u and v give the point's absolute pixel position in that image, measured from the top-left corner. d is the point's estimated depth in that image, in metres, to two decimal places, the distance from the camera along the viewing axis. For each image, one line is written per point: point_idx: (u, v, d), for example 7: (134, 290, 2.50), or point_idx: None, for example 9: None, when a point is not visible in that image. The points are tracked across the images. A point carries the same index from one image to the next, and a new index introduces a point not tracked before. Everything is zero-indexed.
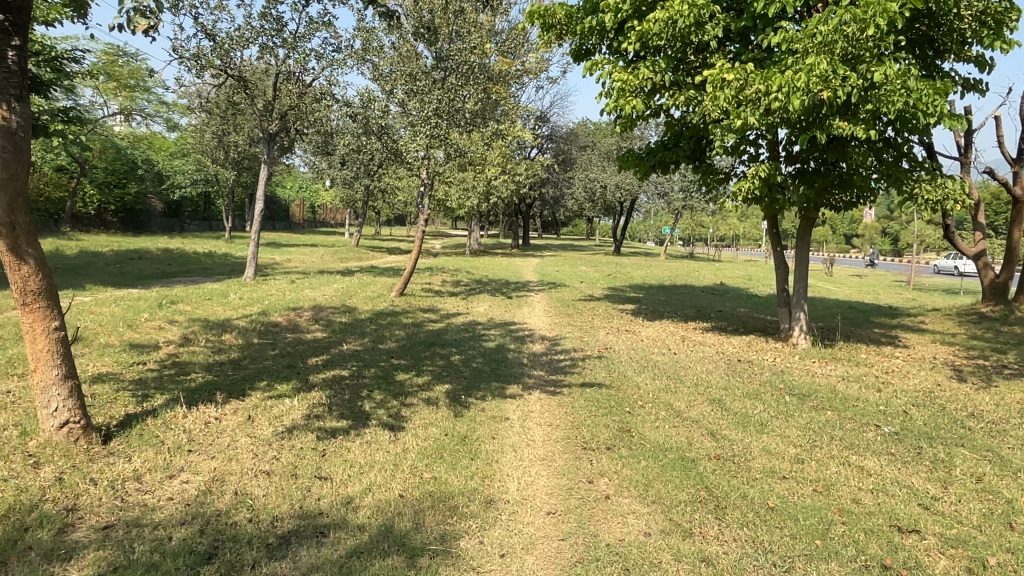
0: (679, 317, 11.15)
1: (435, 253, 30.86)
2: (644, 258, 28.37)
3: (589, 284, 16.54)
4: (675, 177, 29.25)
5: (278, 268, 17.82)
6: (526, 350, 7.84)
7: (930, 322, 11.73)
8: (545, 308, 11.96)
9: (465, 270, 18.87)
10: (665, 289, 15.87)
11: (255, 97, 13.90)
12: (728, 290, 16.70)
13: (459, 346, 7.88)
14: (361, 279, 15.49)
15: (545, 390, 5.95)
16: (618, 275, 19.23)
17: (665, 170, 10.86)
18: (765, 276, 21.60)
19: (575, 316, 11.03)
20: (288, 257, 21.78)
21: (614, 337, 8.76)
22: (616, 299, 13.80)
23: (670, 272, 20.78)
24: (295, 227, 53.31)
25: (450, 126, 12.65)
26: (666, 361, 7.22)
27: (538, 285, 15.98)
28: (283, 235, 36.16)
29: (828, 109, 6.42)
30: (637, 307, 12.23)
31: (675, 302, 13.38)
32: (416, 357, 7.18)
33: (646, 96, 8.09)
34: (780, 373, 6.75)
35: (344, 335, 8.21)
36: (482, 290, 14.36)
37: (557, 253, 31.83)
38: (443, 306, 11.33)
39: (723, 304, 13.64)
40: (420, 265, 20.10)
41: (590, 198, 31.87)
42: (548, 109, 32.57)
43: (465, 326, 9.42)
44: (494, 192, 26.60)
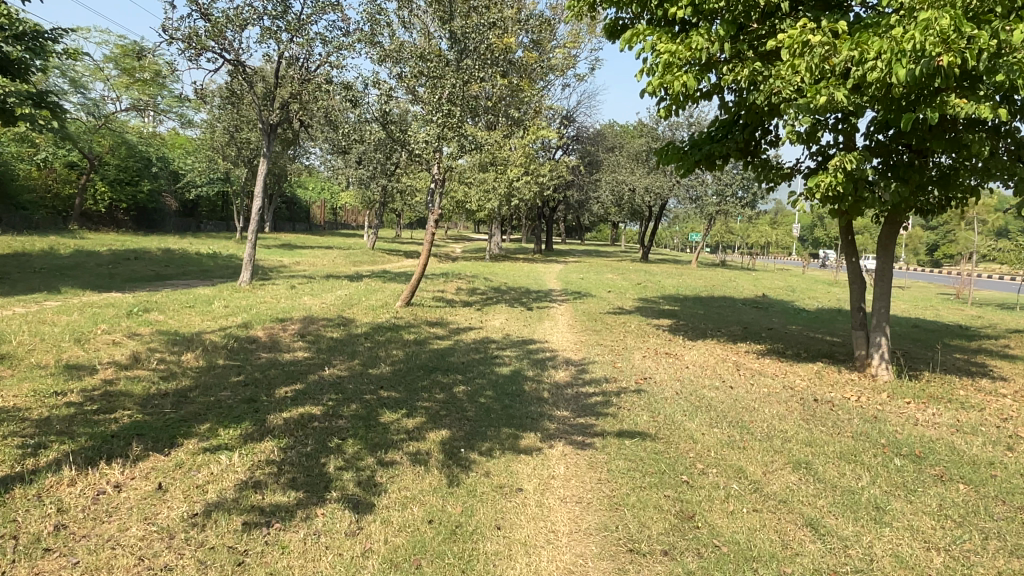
0: (725, 337, 9.63)
1: (455, 257, 29.62)
2: (675, 267, 26.72)
3: (618, 294, 15.03)
4: (709, 180, 27.59)
5: (283, 272, 16.64)
6: (547, 380, 6.40)
7: (1017, 347, 10.09)
8: (569, 323, 10.56)
9: (483, 277, 17.47)
10: (703, 303, 14.30)
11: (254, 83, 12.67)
12: (773, 304, 15.07)
13: (465, 373, 6.46)
14: (369, 286, 14.22)
15: (570, 443, 4.53)
16: (648, 284, 17.73)
17: (712, 166, 9.37)
18: (807, 288, 19.94)
19: (606, 333, 9.57)
20: (297, 260, 20.61)
21: (653, 364, 7.28)
22: (649, 312, 12.33)
23: (706, 282, 19.16)
24: (315, 230, 52.51)
25: (465, 116, 11.28)
26: (724, 401, 5.73)
27: (562, 295, 14.58)
28: (300, 237, 35.16)
29: (944, 80, 4.91)
30: (674, 324, 10.72)
31: (716, 318, 11.83)
32: (410, 389, 5.78)
33: (698, 71, 6.65)
34: (874, 421, 5.25)
35: (329, 356, 6.84)
36: (500, 300, 12.95)
37: (582, 259, 30.38)
38: (454, 319, 9.95)
39: (770, 321, 12.05)
40: (435, 271, 18.79)
41: (617, 202, 30.31)
42: (575, 109, 31.07)
43: (477, 345, 8.01)
44: (516, 194, 25.21)
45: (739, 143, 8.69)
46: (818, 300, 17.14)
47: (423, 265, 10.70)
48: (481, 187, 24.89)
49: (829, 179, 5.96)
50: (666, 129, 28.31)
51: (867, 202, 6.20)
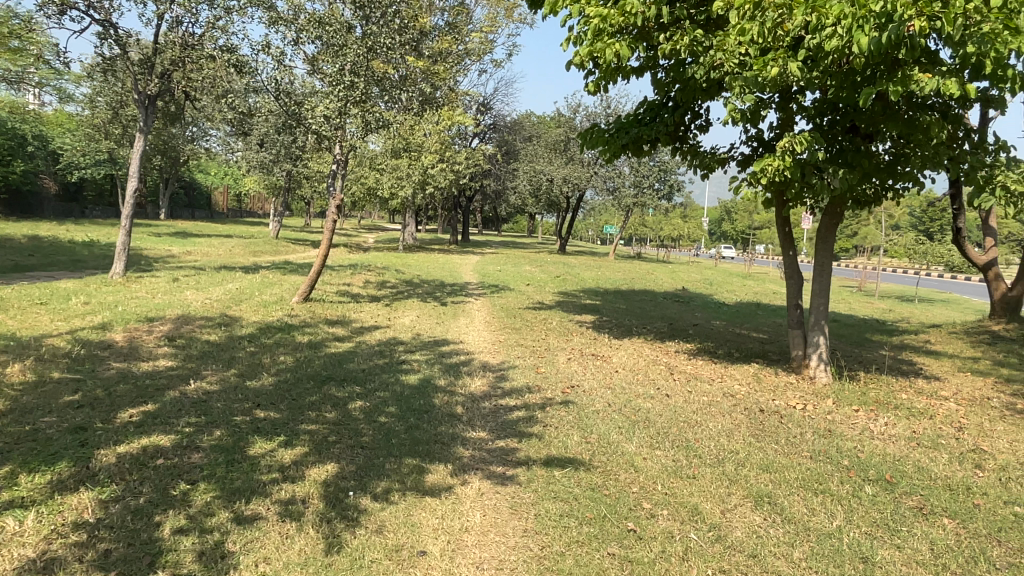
0: (652, 334, 9.02)
1: (366, 248, 28.15)
2: (592, 259, 26.34)
3: (536, 288, 14.29)
4: (626, 172, 27.36)
5: (169, 262, 14.98)
6: (461, 390, 5.53)
7: (936, 343, 10.00)
8: (485, 319, 9.72)
9: (394, 269, 16.37)
10: (624, 296, 13.75)
11: (128, 48, 11.01)
12: (693, 297, 14.71)
13: (364, 384, 5.50)
14: (265, 278, 12.91)
15: (487, 477, 3.69)
16: (567, 277, 17.12)
17: (639, 152, 8.71)
18: (724, 281, 19.90)
19: (527, 332, 8.76)
20: (188, 248, 18.82)
21: (581, 369, 6.51)
22: (570, 307, 11.65)
23: (625, 275, 18.76)
24: (217, 216, 49.40)
25: (374, 91, 10.17)
26: (663, 415, 5.00)
27: (478, 288, 13.73)
28: (198, 225, 32.70)
29: (909, 51, 4.32)
30: (598, 320, 10.06)
31: (639, 314, 11.25)
32: (294, 406, 4.79)
33: (632, 40, 5.94)
34: (829, 436, 4.65)
35: (199, 365, 5.72)
36: (411, 294, 11.94)
37: (498, 251, 29.62)
38: (358, 317, 8.91)
39: (694, 316, 11.59)
40: (342, 263, 17.53)
41: (534, 192, 29.70)
42: (492, 96, 30.20)
43: (381, 348, 7.03)
44: (431, 182, 24.12)
45: (669, 126, 8.04)
46: (735, 293, 17.00)
47: (324, 256, 9.58)
48: (393, 173, 23.66)
49: (775, 162, 5.33)
50: (584, 119, 27.85)
51: (813, 190, 5.62)
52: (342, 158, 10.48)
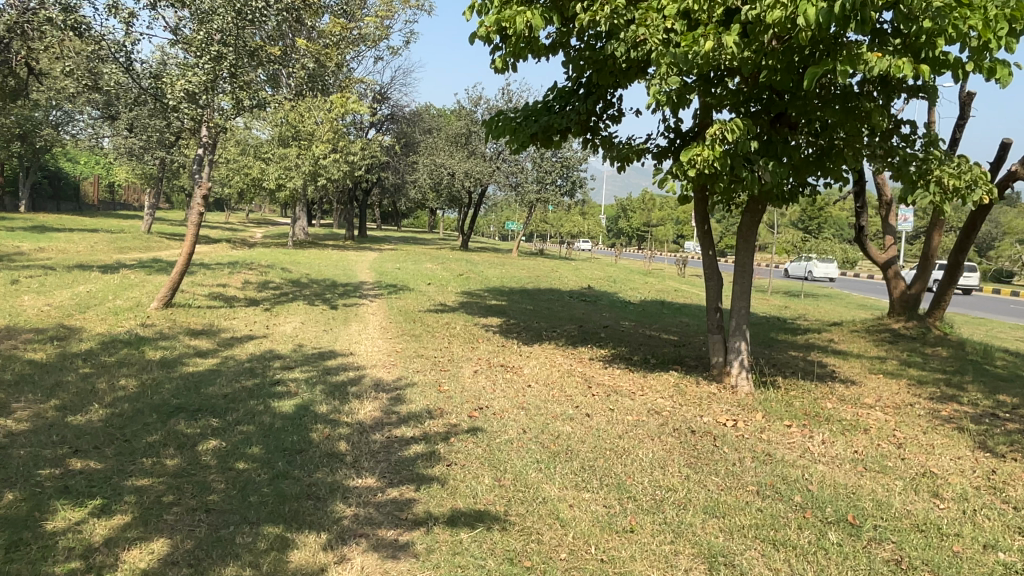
0: (562, 339, 8.37)
1: (253, 243, 26.22)
2: (495, 255, 25.68)
3: (436, 287, 13.41)
4: (528, 167, 26.90)
5: (12, 260, 12.99)
6: (347, 419, 4.62)
7: (841, 342, 9.95)
8: (380, 325, 8.78)
9: (282, 268, 15.01)
10: (529, 296, 13.12)
11: None
12: (600, 296, 14.29)
13: (225, 416, 4.49)
14: (126, 279, 11.32)
15: (374, 548, 2.86)
16: (470, 275, 16.33)
17: (548, 143, 8.02)
18: (627, 278, 19.74)
19: (427, 339, 7.89)
20: (42, 245, 16.60)
21: (488, 385, 5.70)
22: (473, 308, 10.87)
23: (529, 273, 18.19)
24: (85, 208, 45.21)
25: (248, 64, 8.97)
26: (585, 442, 4.29)
27: (373, 288, 12.71)
28: (60, 218, 29.48)
29: (859, 25, 3.83)
30: (504, 324, 9.33)
31: (547, 315, 10.62)
32: (126, 452, 3.74)
33: (544, 9, 5.23)
34: (771, 462, 4.07)
35: (8, 395, 4.51)
36: (298, 296, 10.80)
37: (397, 247, 28.45)
38: (232, 325, 7.75)
39: (602, 317, 11.09)
40: (223, 261, 15.94)
41: (435, 186, 28.74)
42: (389, 85, 28.96)
43: (254, 365, 5.98)
44: (324, 174, 22.69)
45: (580, 114, 7.39)
46: (639, 291, 16.78)
47: (191, 253, 8.31)
48: (282, 164, 22.08)
49: (704, 151, 4.68)
50: (485, 112, 27.15)
51: (743, 184, 5.02)
52: (209, 140, 9.19)
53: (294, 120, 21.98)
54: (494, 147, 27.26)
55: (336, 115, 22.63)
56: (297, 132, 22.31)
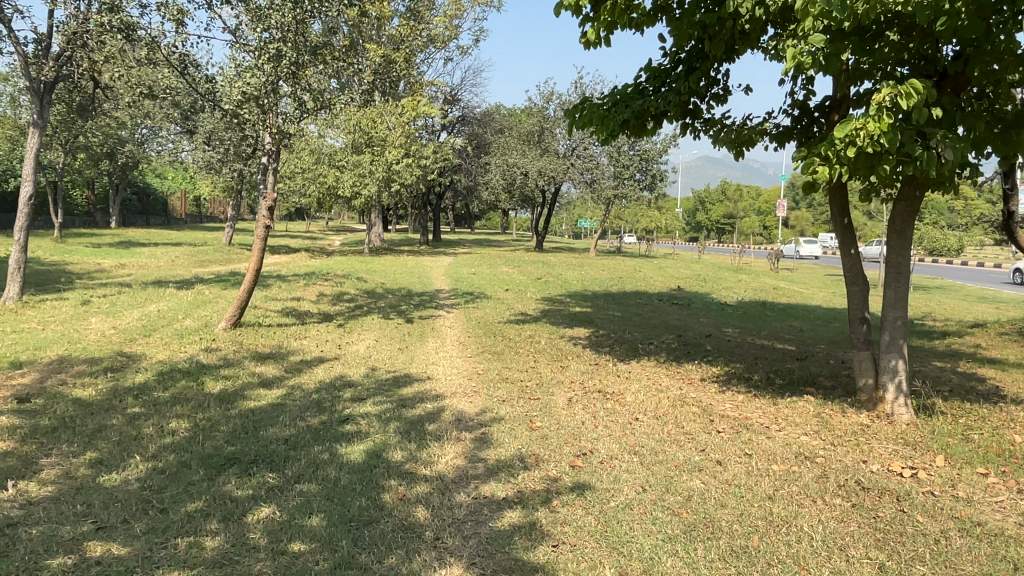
0: (664, 353, 7.36)
1: (330, 252, 26.20)
2: (572, 256, 24.71)
3: (516, 294, 12.58)
4: (604, 162, 25.84)
5: (93, 280, 12.94)
6: (426, 471, 3.78)
7: (991, 347, 8.51)
8: (459, 340, 8.00)
9: (355, 277, 14.54)
10: (616, 301, 12.11)
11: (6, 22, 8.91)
12: (693, 298, 13.10)
13: (282, 470, 3.75)
14: (200, 295, 10.98)
15: None
16: (550, 279, 15.44)
17: (642, 130, 7.01)
18: (717, 276, 18.42)
19: (511, 356, 7.05)
20: (123, 261, 16.72)
21: (589, 417, 4.79)
22: (558, 317, 9.97)
23: (611, 274, 17.15)
24: (174, 223, 46.92)
25: (310, 62, 8.35)
26: (727, 508, 3.34)
27: (450, 297, 12.01)
28: (148, 233, 30.35)
29: None
30: (596, 336, 8.37)
31: (639, 323, 9.60)
32: (158, 530, 3.04)
33: None
34: (989, 543, 3.02)
35: (42, 448, 3.92)
36: (372, 308, 10.19)
37: (472, 250, 27.88)
38: (302, 346, 7.12)
39: (701, 324, 9.97)
40: (299, 272, 15.61)
41: (508, 187, 28.02)
42: (459, 86, 28.45)
43: (320, 396, 5.26)
44: (397, 179, 22.31)
45: (682, 94, 6.34)
46: (733, 290, 15.47)
47: (257, 270, 7.73)
48: (355, 170, 21.81)
49: (866, 124, 3.63)
50: (558, 108, 26.25)
51: (916, 166, 3.94)
52: (273, 147, 8.52)
53: (367, 126, 21.70)
54: (567, 143, 26.30)
55: (407, 120, 22.37)
56: (370, 138, 22.03)
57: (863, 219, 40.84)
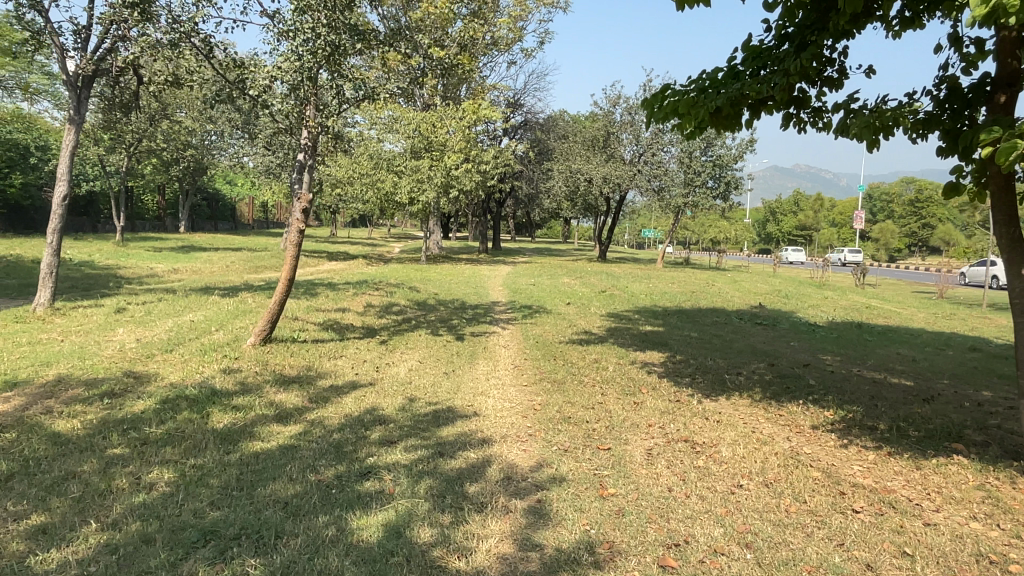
0: (756, 387, 6.15)
1: (388, 259, 25.67)
2: (639, 266, 23.46)
3: (579, 309, 11.49)
4: (673, 169, 24.54)
5: (140, 286, 12.46)
6: (460, 565, 2.77)
7: None
8: (514, 363, 6.99)
9: (408, 287, 13.74)
10: (690, 319, 10.86)
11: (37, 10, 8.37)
12: (777, 317, 11.72)
13: (269, 554, 2.80)
14: (241, 304, 10.27)
15: None
16: (615, 292, 14.31)
17: (736, 121, 5.85)
18: (800, 292, 16.91)
19: (572, 387, 5.96)
20: (178, 266, 16.40)
21: (677, 482, 3.70)
22: (627, 337, 8.85)
23: (682, 288, 15.85)
24: (240, 229, 47.63)
25: (352, 48, 7.47)
26: None
27: (506, 311, 11.03)
28: (212, 238, 30.49)
29: None
30: (673, 363, 7.20)
31: (722, 347, 8.36)
32: None
33: None
34: None
35: None
36: (420, 322, 9.28)
37: (532, 260, 26.89)
38: (334, 367, 6.22)
39: (794, 350, 8.65)
40: (352, 280, 14.91)
41: (571, 194, 26.98)
42: (522, 91, 27.63)
43: (340, 438, 4.29)
44: (456, 186, 21.59)
45: (794, 77, 5.16)
46: (821, 309, 13.96)
47: (290, 282, 6.75)
48: (414, 175, 21.19)
49: None
50: (625, 112, 25.12)
51: None
52: (311, 143, 7.61)
53: (426, 131, 21.06)
54: (634, 149, 25.08)
55: (468, 124, 21.83)
56: (429, 143, 21.38)
57: (955, 231, 37.93)
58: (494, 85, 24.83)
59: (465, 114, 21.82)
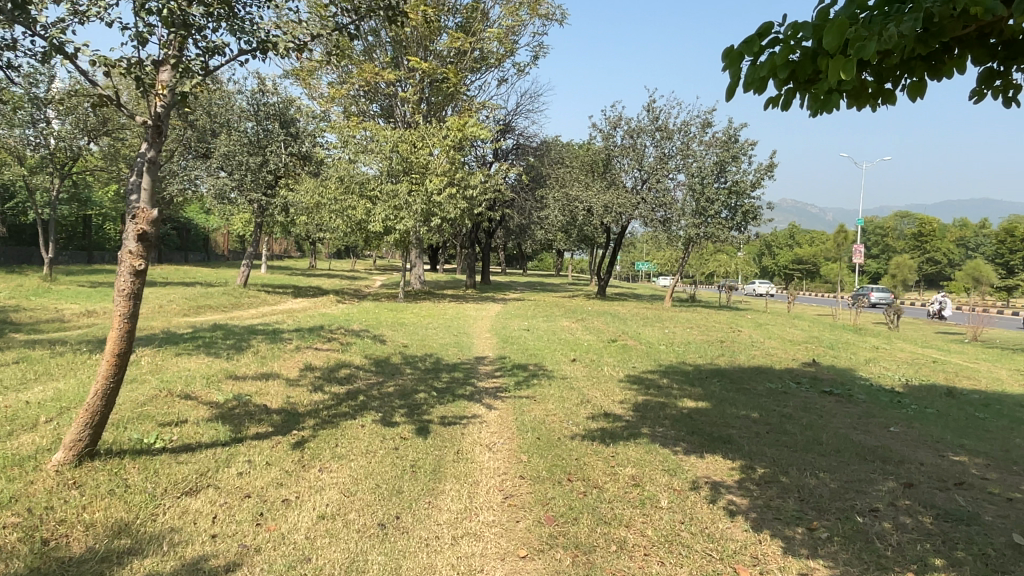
0: (937, 560, 3.43)
1: (364, 295, 22.95)
2: (645, 305, 20.85)
3: (589, 370, 8.76)
4: (681, 197, 22.08)
5: (19, 338, 9.58)
6: None
7: None
8: (503, 491, 4.24)
9: (371, 336, 10.99)
10: (738, 387, 8.16)
11: None
12: (845, 382, 9.04)
13: None
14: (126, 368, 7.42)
15: None
16: (630, 343, 11.63)
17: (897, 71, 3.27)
18: (845, 340, 14.30)
19: (609, 562, 3.25)
20: (100, 306, 13.62)
21: None
22: (668, 423, 6.11)
23: (705, 335, 13.22)
24: (214, 260, 44.78)
25: None
26: None
27: (495, 373, 8.29)
28: (174, 271, 27.55)
29: None
30: (762, 488, 4.47)
31: (811, 446, 5.65)
32: None
33: None
34: None
35: None
36: (371, 399, 6.52)
37: (525, 297, 24.21)
38: (179, 521, 3.45)
39: (913, 447, 5.93)
40: (307, 326, 12.08)
41: (566, 225, 24.45)
42: (515, 111, 25.29)
43: None
44: (437, 213, 19.08)
45: None
46: (883, 364, 11.33)
47: (111, 360, 3.88)
48: (390, 201, 18.57)
49: None
50: (628, 133, 22.74)
51: None
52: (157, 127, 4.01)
53: (406, 152, 18.54)
54: (637, 175, 22.73)
55: (453, 143, 19.45)
56: (409, 165, 18.87)
57: (980, 265, 35.62)
58: (484, 103, 22.47)
59: (449, 132, 19.45)
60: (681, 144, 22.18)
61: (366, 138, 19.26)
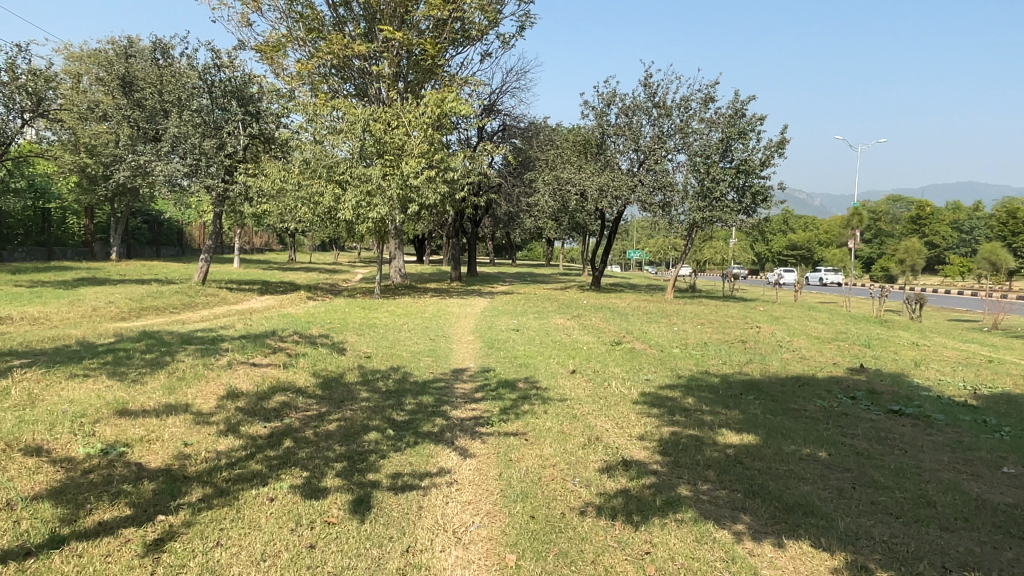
0: None
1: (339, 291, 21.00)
2: (644, 297, 19.12)
3: (593, 387, 6.97)
4: (682, 179, 20.34)
5: None
6: None
7: None
8: None
9: (329, 344, 9.13)
10: (785, 408, 6.40)
11: None
12: (908, 395, 7.30)
13: None
14: None
15: None
16: (638, 346, 9.81)
17: None
18: (878, 335, 12.59)
19: None
20: (21, 310, 11.75)
21: None
22: (714, 477, 4.32)
23: (721, 334, 11.43)
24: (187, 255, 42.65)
25: None
26: None
27: (477, 395, 6.49)
28: (136, 268, 25.52)
29: None
30: None
31: (925, 513, 3.90)
32: None
33: None
34: None
35: None
36: (301, 444, 4.71)
37: (513, 289, 22.39)
38: None
39: None
40: (257, 332, 10.19)
41: (558, 211, 22.59)
42: (500, 89, 23.44)
43: None
44: (415, 200, 17.24)
45: None
46: (936, 366, 9.58)
47: None
48: (361, 186, 16.69)
49: None
50: (622, 111, 20.93)
51: None
52: None
53: (378, 131, 16.70)
54: (632, 157, 20.98)
55: (431, 122, 17.62)
56: (383, 147, 17.02)
57: (996, 249, 33.92)
58: (466, 80, 20.60)
59: (426, 109, 17.63)
60: (681, 121, 20.43)
61: (335, 118, 17.33)
